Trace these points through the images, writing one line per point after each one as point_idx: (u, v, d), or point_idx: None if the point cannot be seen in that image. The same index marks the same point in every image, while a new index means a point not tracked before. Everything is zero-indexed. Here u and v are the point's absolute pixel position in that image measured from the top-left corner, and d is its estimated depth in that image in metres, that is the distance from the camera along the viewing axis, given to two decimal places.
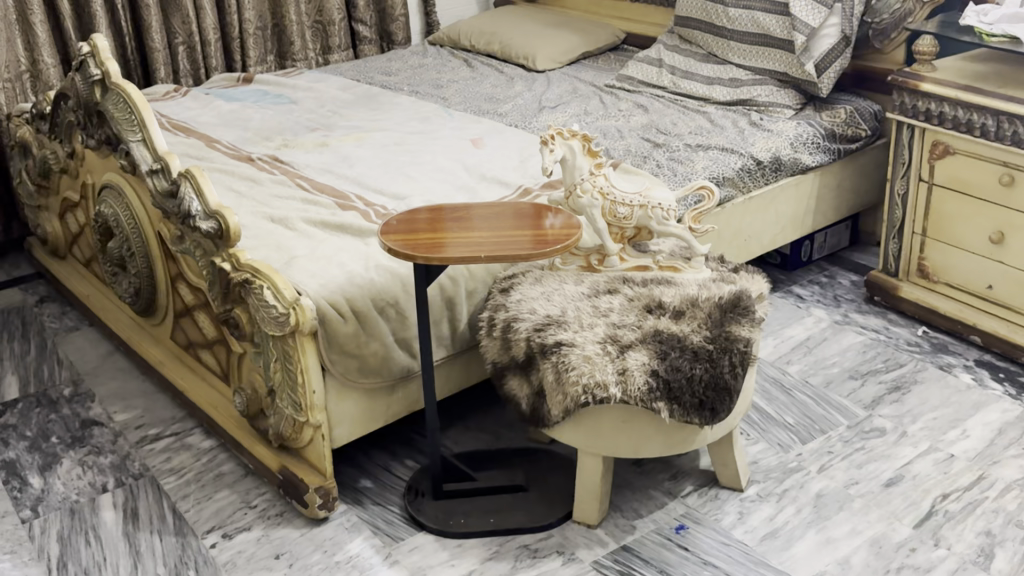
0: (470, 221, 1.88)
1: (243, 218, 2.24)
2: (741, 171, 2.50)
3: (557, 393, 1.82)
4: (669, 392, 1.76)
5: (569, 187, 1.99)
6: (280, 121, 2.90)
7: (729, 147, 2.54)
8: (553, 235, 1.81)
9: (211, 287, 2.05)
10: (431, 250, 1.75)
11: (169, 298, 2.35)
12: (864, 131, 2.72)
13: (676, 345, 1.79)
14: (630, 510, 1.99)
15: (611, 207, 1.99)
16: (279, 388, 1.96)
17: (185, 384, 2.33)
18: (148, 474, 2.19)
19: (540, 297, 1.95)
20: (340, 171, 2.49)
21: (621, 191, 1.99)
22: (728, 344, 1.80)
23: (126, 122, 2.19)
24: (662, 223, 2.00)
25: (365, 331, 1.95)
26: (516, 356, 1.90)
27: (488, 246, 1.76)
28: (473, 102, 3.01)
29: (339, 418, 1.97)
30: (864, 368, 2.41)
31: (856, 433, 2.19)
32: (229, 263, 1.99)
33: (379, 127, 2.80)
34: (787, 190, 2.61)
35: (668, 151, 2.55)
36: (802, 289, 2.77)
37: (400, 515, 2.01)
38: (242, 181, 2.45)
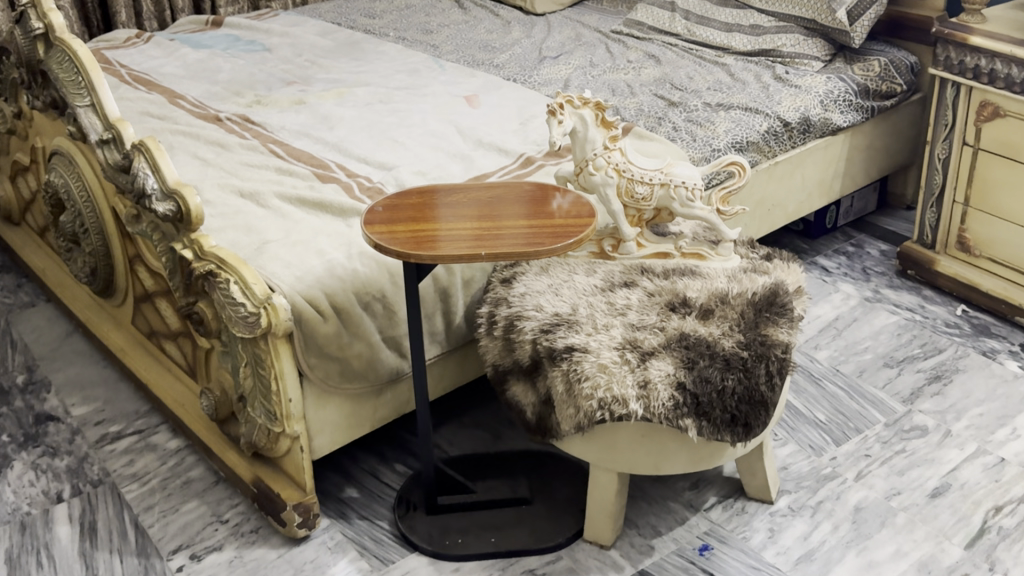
0: (466, 205, 1.62)
1: (209, 192, 1.99)
2: (767, 134, 2.25)
3: (567, 405, 1.59)
4: (698, 407, 1.53)
5: (580, 162, 1.74)
6: (251, 73, 2.62)
7: (754, 107, 2.29)
8: (565, 223, 1.56)
9: (173, 275, 1.81)
10: (423, 245, 1.49)
11: (128, 281, 2.11)
12: (900, 86, 2.46)
13: (705, 352, 1.56)
14: (647, 526, 1.78)
15: (628, 186, 1.74)
16: (249, 395, 1.72)
17: (148, 376, 2.10)
18: (108, 480, 1.97)
19: (547, 292, 1.72)
20: (319, 135, 2.22)
21: (640, 168, 1.74)
22: (765, 351, 1.57)
23: (72, 84, 1.92)
24: (686, 204, 1.75)
25: (347, 329, 1.71)
26: (520, 359, 1.67)
27: (488, 240, 1.51)
28: (465, 51, 2.73)
29: (319, 426, 1.74)
30: (900, 354, 2.19)
31: (895, 432, 1.97)
32: (192, 250, 1.76)
33: (363, 80, 2.53)
34: (815, 152, 2.36)
35: (685, 111, 2.30)
36: (829, 260, 2.53)
37: (390, 532, 1.80)
38: (211, 148, 2.19)
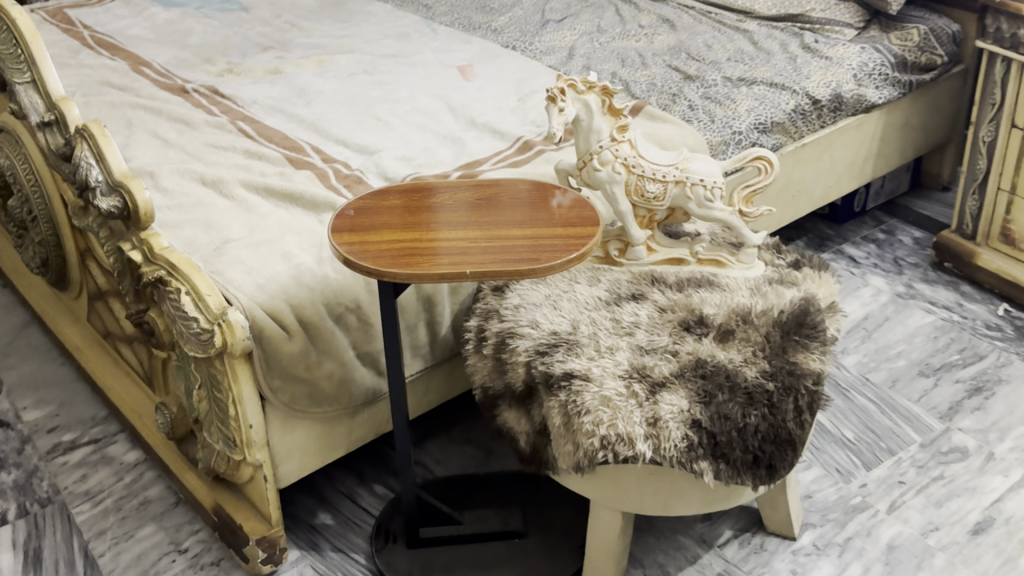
0: (452, 208, 1.40)
1: (167, 180, 1.77)
2: (794, 113, 2.02)
3: (565, 441, 1.38)
4: (715, 448, 1.32)
5: (583, 156, 1.53)
6: (225, 36, 2.39)
7: (780, 82, 2.05)
8: (567, 231, 1.34)
9: (122, 279, 1.60)
10: (400, 260, 1.28)
11: (82, 274, 1.90)
12: (941, 57, 2.21)
13: (725, 384, 1.35)
14: (654, 565, 1.58)
15: (638, 183, 1.52)
16: (206, 418, 1.52)
17: (105, 380, 1.90)
18: (58, 499, 1.78)
19: (544, 305, 1.51)
20: (294, 111, 2.00)
21: (652, 162, 1.52)
22: (794, 383, 1.36)
23: (10, 57, 1.69)
24: (704, 205, 1.53)
25: (316, 345, 1.51)
26: (513, 383, 1.46)
27: (478, 254, 1.29)
28: (460, 12, 2.49)
29: (285, 452, 1.54)
30: (936, 362, 1.98)
31: (932, 455, 1.77)
32: (141, 252, 1.55)
33: (346, 46, 2.29)
34: (846, 132, 2.13)
35: (702, 86, 2.06)
36: (856, 249, 2.32)
37: (365, 568, 1.61)
38: (174, 125, 1.97)
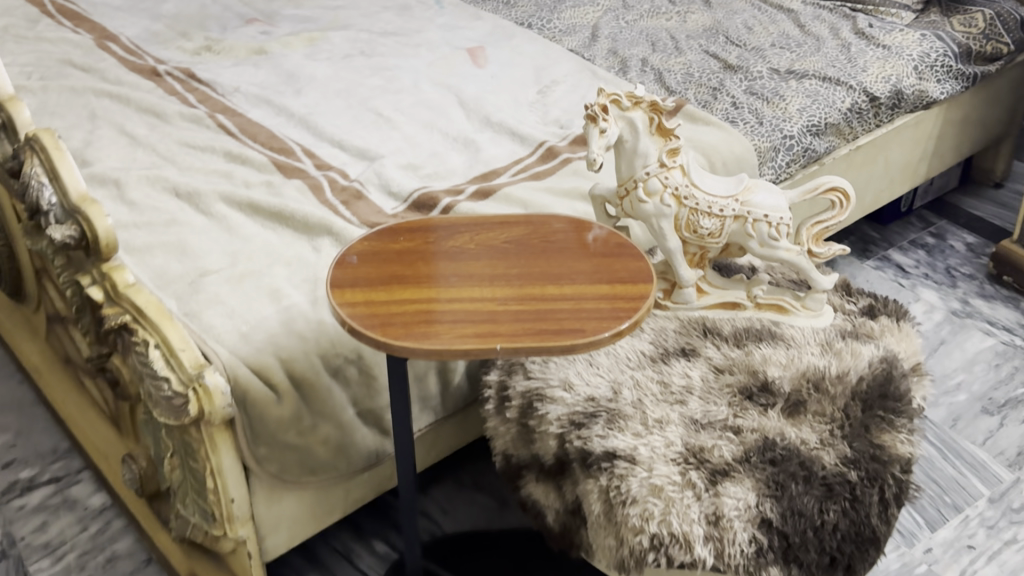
0: (473, 257, 1.17)
1: (134, 190, 1.52)
2: (850, 112, 1.78)
3: (605, 533, 1.17)
4: (787, 552, 1.11)
5: (626, 184, 1.30)
6: (203, 6, 2.12)
7: (834, 76, 1.81)
8: (613, 289, 1.11)
9: (82, 316, 1.37)
10: (414, 328, 1.05)
11: (37, 291, 1.65)
12: (1008, 45, 1.96)
13: (798, 473, 1.13)
14: None
15: (690, 218, 1.29)
16: (180, 488, 1.30)
17: (66, 409, 1.67)
18: (13, 553, 1.55)
19: (578, 361, 1.29)
20: (282, 102, 1.75)
21: (707, 194, 1.29)
22: (878, 471, 1.15)
23: None
24: (768, 244, 1.30)
25: (310, 407, 1.29)
26: (543, 456, 1.25)
27: (508, 322, 1.06)
28: None
29: (273, 523, 1.33)
30: (1000, 397, 1.77)
31: (1003, 513, 1.57)
32: (102, 288, 1.31)
33: (340, 21, 2.05)
34: (903, 132, 1.90)
35: (746, 78, 1.83)
36: (905, 256, 2.10)
37: None
38: (144, 117, 1.71)
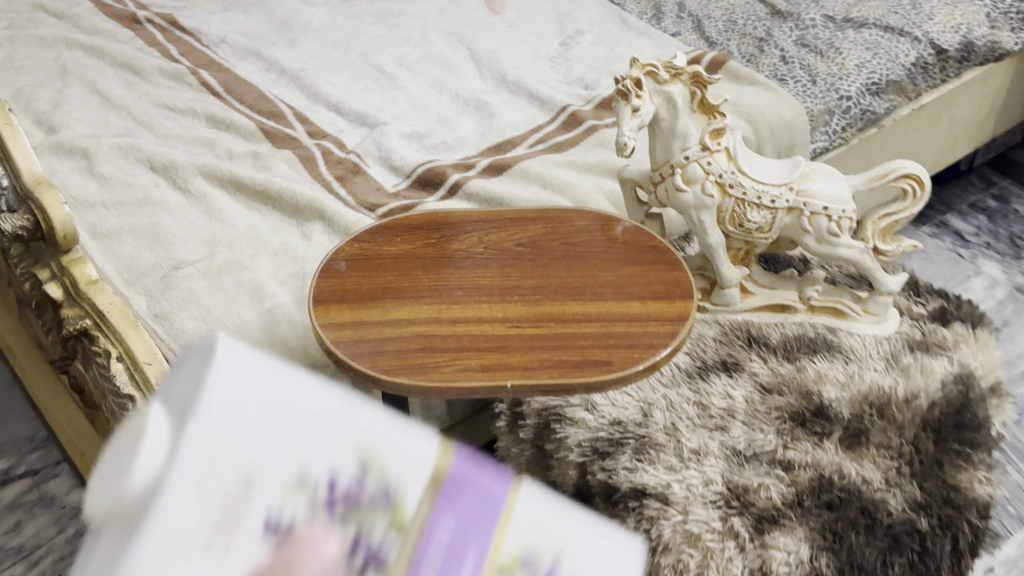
0: (483, 265, 1.00)
1: (105, 162, 1.34)
2: (914, 68, 1.57)
3: None
4: None
5: (663, 169, 1.12)
6: None
7: (897, 27, 1.61)
8: (646, 309, 0.94)
9: (42, 313, 1.21)
10: (410, 358, 0.88)
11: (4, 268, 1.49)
12: None
13: (859, 521, 0.97)
14: None
15: (737, 209, 1.11)
16: None
17: (39, 397, 1.52)
18: None
19: None
20: (274, 54, 1.56)
21: (757, 181, 1.10)
22: (952, 518, 0.99)
23: None
24: (827, 240, 1.12)
25: None
26: (561, 485, 1.08)
27: (522, 351, 0.89)
28: None
29: None
30: None
31: None
32: (62, 285, 1.14)
33: None
34: (971, 87, 1.67)
35: (797, 28, 1.63)
36: (964, 222, 1.90)
37: None
38: (120, 74, 1.53)
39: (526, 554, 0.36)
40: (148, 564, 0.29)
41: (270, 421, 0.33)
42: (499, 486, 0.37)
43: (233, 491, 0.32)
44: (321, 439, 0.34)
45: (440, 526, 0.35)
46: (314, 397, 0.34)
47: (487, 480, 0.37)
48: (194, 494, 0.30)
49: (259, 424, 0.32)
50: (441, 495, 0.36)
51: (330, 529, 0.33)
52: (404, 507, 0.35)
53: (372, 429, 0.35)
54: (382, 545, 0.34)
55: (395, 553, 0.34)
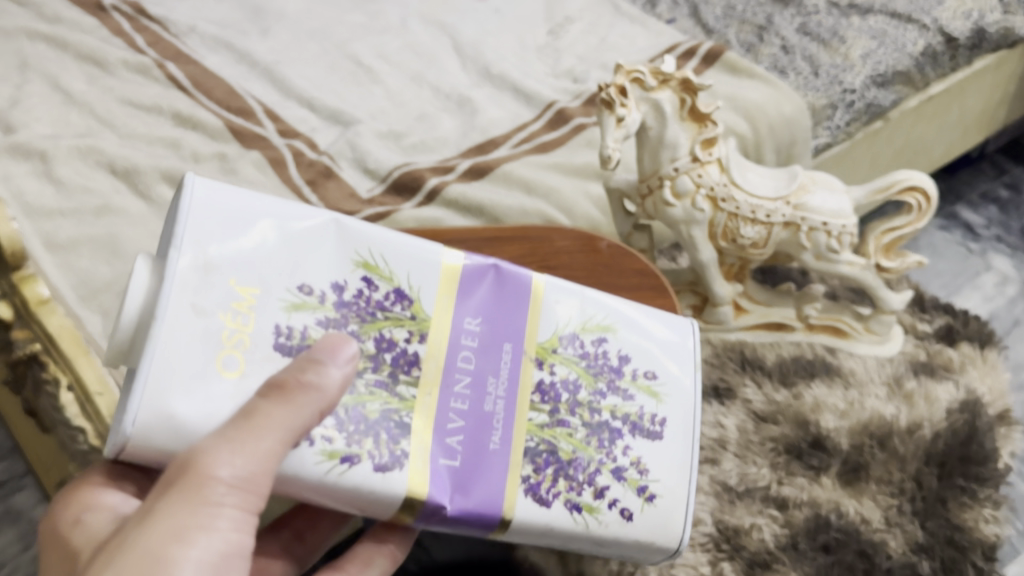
0: None
1: (62, 164, 1.25)
2: (922, 58, 1.46)
3: None
4: None
5: (650, 180, 1.04)
6: None
7: (904, 14, 1.50)
8: None
9: None
10: None
11: None
12: None
13: (857, 565, 0.91)
14: None
15: (729, 224, 1.04)
16: None
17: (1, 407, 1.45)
18: None
19: None
20: (245, 45, 1.48)
21: (751, 195, 1.03)
22: (955, 560, 0.93)
23: None
24: (825, 257, 1.05)
25: None
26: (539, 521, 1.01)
27: None
28: None
29: None
30: None
31: None
32: (11, 305, 1.07)
33: None
34: (983, 75, 1.58)
35: (799, 14, 1.54)
36: (974, 214, 1.82)
37: None
38: (83, 67, 1.43)
39: (562, 332, 0.71)
40: (174, 361, 0.54)
41: (267, 250, 0.60)
42: (524, 277, 0.71)
43: (237, 299, 0.58)
44: (315, 269, 0.62)
45: (473, 318, 0.67)
46: (291, 213, 0.62)
47: (517, 281, 0.71)
48: (204, 284, 0.57)
49: (239, 246, 0.59)
50: (456, 291, 0.68)
51: (345, 338, 0.59)
52: (420, 305, 0.65)
53: (349, 233, 0.64)
54: (407, 344, 0.64)
55: (421, 345, 0.64)
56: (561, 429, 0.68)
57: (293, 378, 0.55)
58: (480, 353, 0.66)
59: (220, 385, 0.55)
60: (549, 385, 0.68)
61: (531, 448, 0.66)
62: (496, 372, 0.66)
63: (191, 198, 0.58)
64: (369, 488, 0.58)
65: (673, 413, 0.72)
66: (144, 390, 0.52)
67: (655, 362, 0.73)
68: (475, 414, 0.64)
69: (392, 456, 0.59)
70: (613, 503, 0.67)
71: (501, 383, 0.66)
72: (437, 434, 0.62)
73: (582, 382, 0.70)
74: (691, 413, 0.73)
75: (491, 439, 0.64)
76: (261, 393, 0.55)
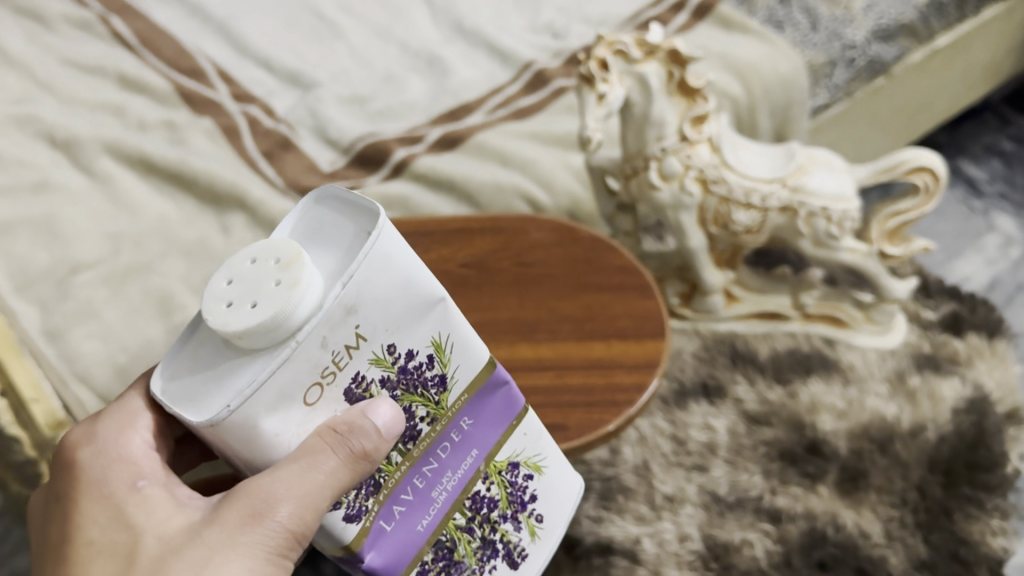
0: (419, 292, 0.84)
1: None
2: (930, 8, 1.34)
3: None
4: None
5: (634, 160, 0.95)
6: None
7: None
8: (611, 352, 0.79)
9: None
10: None
11: None
12: None
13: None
14: None
15: (721, 207, 0.95)
16: None
17: None
18: None
19: None
20: None
21: (745, 178, 0.94)
22: None
23: None
24: (825, 243, 0.97)
25: None
26: None
27: None
28: None
29: None
30: None
31: None
32: None
33: None
34: (992, 26, 1.48)
35: None
36: (976, 168, 1.74)
37: None
38: (19, 22, 1.31)
39: (515, 458, 0.61)
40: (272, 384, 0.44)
41: (399, 312, 0.49)
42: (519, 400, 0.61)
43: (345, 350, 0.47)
44: (413, 336, 0.51)
45: (467, 415, 0.57)
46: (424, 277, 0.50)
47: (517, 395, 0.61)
48: (338, 325, 0.45)
49: (384, 299, 0.47)
50: (476, 392, 0.57)
51: (388, 404, 0.50)
52: (448, 399, 0.55)
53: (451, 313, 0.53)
54: (419, 421, 0.53)
55: (428, 426, 0.54)
56: (467, 533, 0.59)
57: (366, 443, 0.48)
58: (450, 450, 0.56)
59: (298, 413, 0.47)
60: (481, 498, 0.59)
61: (440, 541, 0.57)
62: (454, 469, 0.57)
63: (380, 233, 0.46)
64: (335, 539, 0.52)
65: (536, 555, 0.64)
66: (241, 411, 0.43)
67: (552, 511, 0.65)
68: (423, 495, 0.55)
69: (366, 506, 0.53)
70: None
71: (455, 478, 0.57)
72: (385, 498, 0.54)
73: (500, 501, 0.61)
74: (542, 560, 0.65)
75: (421, 521, 0.55)
76: (326, 441, 0.47)
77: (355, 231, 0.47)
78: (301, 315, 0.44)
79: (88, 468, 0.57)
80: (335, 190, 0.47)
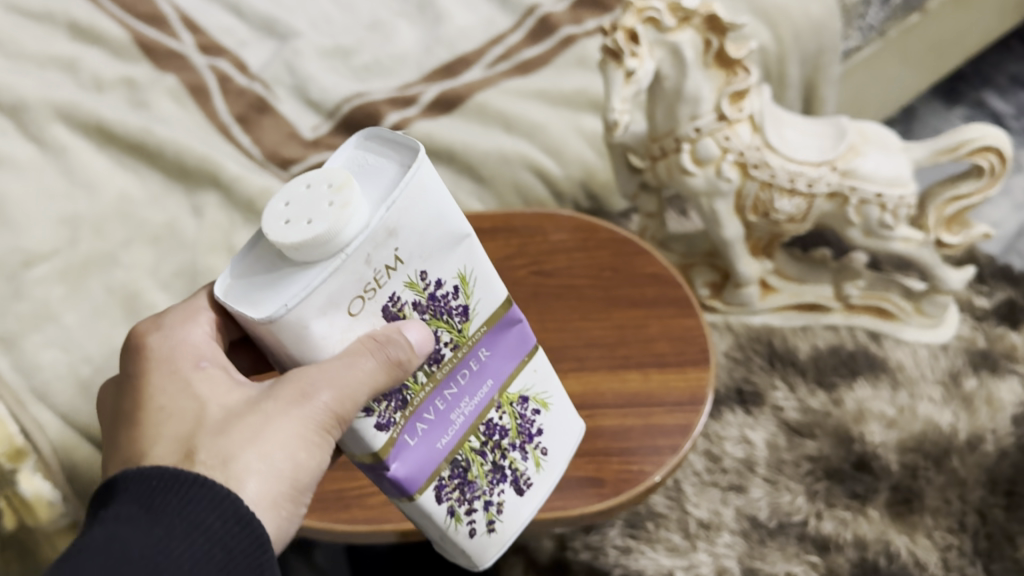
0: None
1: None
2: None
3: None
4: None
5: (663, 141, 0.83)
6: None
7: None
8: (649, 384, 0.69)
9: None
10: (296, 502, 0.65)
11: None
12: None
13: None
14: None
15: (761, 193, 0.85)
16: None
17: None
18: None
19: None
20: None
21: (790, 160, 0.83)
22: None
23: None
24: (874, 233, 0.87)
25: None
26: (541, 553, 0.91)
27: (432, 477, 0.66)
28: None
29: None
30: None
31: None
32: None
33: None
34: None
35: None
36: (1004, 101, 1.62)
37: None
38: None
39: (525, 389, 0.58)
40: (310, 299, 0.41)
41: (432, 243, 0.46)
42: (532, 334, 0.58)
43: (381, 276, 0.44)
44: (439, 269, 0.48)
45: (485, 346, 0.53)
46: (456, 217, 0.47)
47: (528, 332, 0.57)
48: (381, 245, 0.43)
49: (420, 228, 0.45)
50: (495, 326, 0.53)
51: (417, 329, 0.47)
52: (467, 329, 0.51)
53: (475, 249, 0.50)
54: (441, 348, 0.50)
55: (450, 353, 0.51)
56: (480, 456, 0.55)
57: (401, 353, 0.45)
58: (468, 376, 0.53)
59: (341, 320, 0.44)
60: (496, 425, 0.55)
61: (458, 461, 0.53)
62: (472, 394, 0.53)
63: (420, 166, 0.43)
64: (366, 444, 0.49)
65: (541, 487, 0.60)
66: (295, 311, 0.41)
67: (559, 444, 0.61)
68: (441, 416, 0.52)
69: (396, 418, 0.49)
70: (471, 530, 0.56)
71: (472, 403, 0.53)
72: (410, 414, 0.50)
73: (512, 430, 0.57)
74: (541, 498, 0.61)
75: (439, 441, 0.52)
76: (370, 347, 0.45)
77: (398, 164, 0.44)
78: (348, 235, 0.41)
79: (155, 351, 0.52)
80: (375, 132, 0.45)
